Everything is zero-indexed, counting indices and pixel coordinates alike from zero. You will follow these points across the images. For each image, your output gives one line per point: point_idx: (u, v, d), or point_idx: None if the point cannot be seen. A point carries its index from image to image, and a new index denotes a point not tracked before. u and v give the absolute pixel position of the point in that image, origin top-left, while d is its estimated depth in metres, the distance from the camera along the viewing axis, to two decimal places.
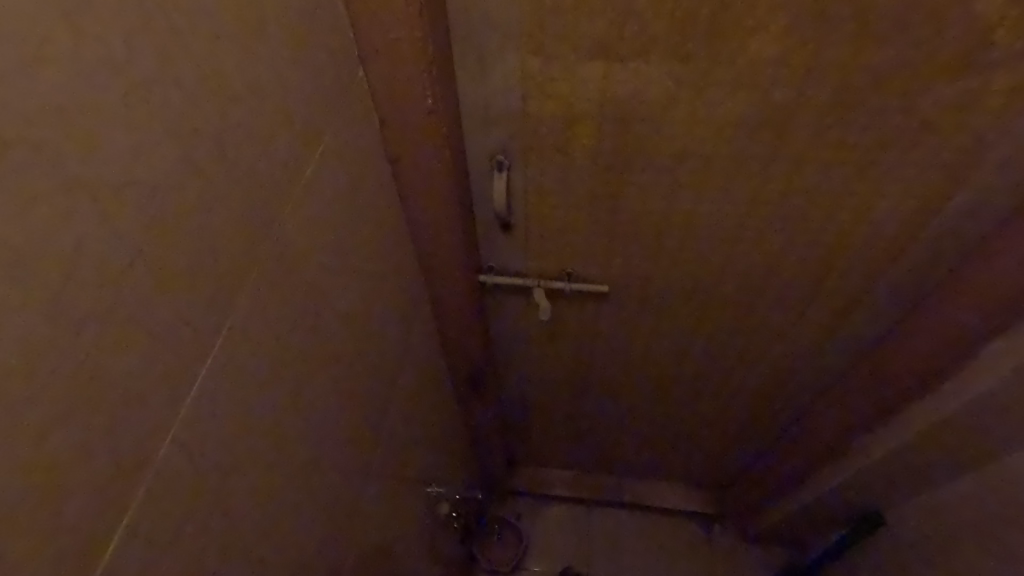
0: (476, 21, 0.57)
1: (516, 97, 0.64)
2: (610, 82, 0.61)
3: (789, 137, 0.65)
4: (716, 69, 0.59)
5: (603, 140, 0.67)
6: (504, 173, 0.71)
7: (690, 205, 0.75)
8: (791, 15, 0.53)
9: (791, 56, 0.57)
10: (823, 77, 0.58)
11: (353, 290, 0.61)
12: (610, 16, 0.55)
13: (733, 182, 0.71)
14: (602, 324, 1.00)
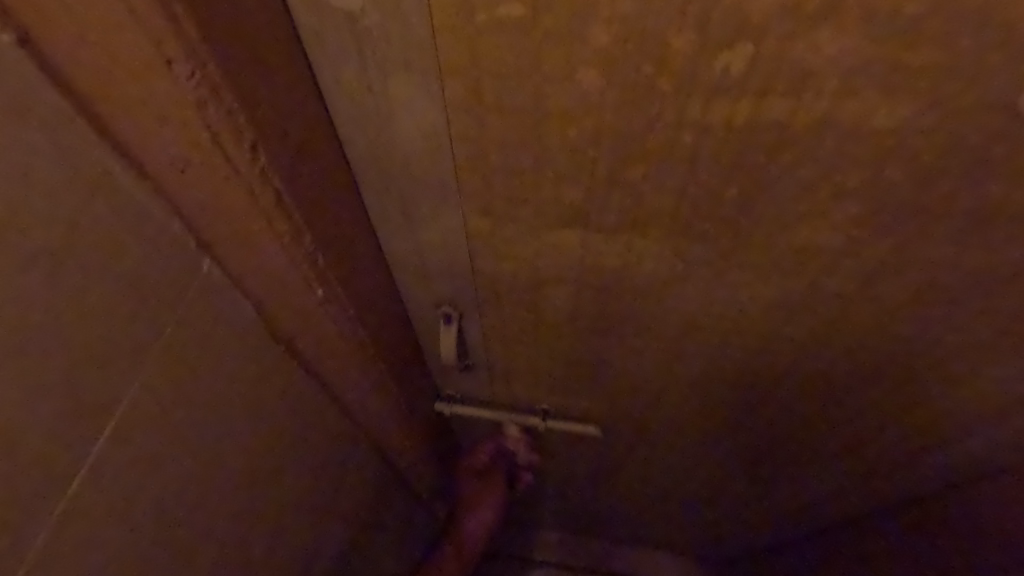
0: (395, 174, 0.39)
1: (463, 254, 0.46)
2: (591, 250, 0.42)
3: (846, 327, 0.46)
4: (745, 253, 0.40)
5: (583, 303, 0.49)
6: (452, 326, 0.55)
7: (700, 371, 0.57)
8: (866, 205, 0.34)
9: (859, 248, 0.38)
10: (907, 273, 0.39)
11: (233, 534, 0.44)
12: (585, 182, 0.36)
13: (762, 359, 0.52)
14: (596, 456, 0.82)
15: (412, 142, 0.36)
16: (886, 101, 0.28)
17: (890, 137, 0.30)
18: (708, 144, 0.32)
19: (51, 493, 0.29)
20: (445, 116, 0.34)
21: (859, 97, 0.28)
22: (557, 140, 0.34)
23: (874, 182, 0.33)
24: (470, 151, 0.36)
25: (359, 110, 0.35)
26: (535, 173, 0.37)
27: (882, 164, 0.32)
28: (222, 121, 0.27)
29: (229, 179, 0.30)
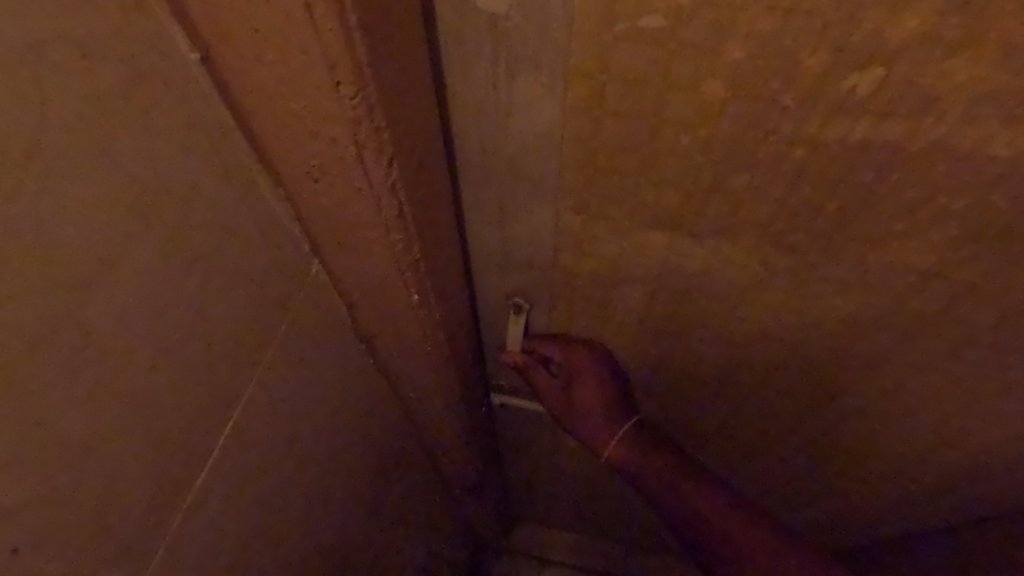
0: (497, 168, 0.41)
1: (545, 246, 0.47)
2: (676, 252, 0.44)
3: (917, 349, 0.46)
4: (830, 267, 0.41)
5: (654, 306, 0.50)
6: (521, 317, 0.56)
7: (757, 382, 0.57)
8: (963, 227, 0.35)
9: (949, 271, 0.38)
10: (993, 301, 0.39)
11: (304, 508, 0.46)
12: (687, 185, 0.38)
13: (822, 376, 0.53)
14: None
15: (525, 142, 0.38)
16: (1010, 130, 0.29)
17: (1006, 164, 0.31)
18: (819, 156, 0.33)
19: (176, 471, 0.32)
20: (563, 120, 0.36)
21: (982, 123, 0.29)
22: (665, 147, 0.35)
23: (980, 207, 0.33)
24: (580, 146, 0.37)
25: (479, 107, 0.36)
26: (638, 175, 0.38)
27: (992, 191, 0.32)
28: (364, 139, 0.28)
29: (358, 190, 0.32)
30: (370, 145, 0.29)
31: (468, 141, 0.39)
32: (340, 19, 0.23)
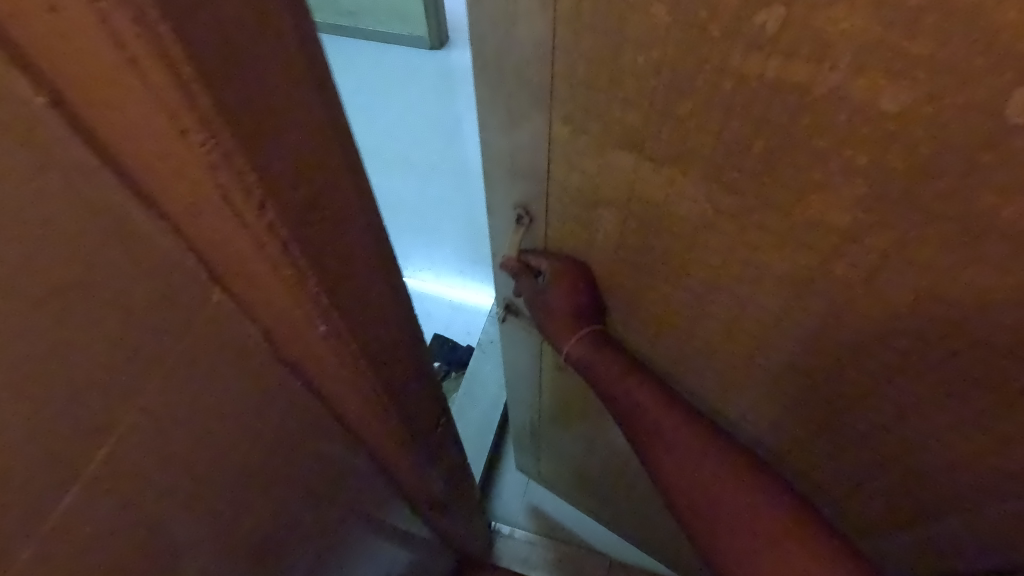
0: (507, 70, 0.50)
1: (542, 156, 0.55)
2: (642, 177, 0.50)
3: (848, 323, 0.49)
4: (764, 213, 0.45)
5: (626, 234, 0.57)
6: (523, 226, 0.64)
7: (715, 339, 0.61)
8: (868, 185, 0.39)
9: (863, 234, 0.42)
10: (906, 275, 0.42)
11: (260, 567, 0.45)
12: (646, 107, 0.44)
13: (769, 342, 0.57)
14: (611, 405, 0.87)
15: (525, 49, 0.47)
16: (892, 84, 0.34)
17: (897, 120, 0.35)
18: (743, 91, 0.39)
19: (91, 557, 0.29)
20: (552, 31, 0.44)
21: (870, 74, 0.34)
22: (628, 65, 0.43)
23: (881, 164, 0.37)
24: (565, 57, 0.45)
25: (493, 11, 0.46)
26: (609, 93, 0.45)
27: (887, 147, 0.36)
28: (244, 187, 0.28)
29: (251, 248, 0.31)
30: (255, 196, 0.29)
31: (486, 43, 0.49)
32: (172, 75, 0.23)
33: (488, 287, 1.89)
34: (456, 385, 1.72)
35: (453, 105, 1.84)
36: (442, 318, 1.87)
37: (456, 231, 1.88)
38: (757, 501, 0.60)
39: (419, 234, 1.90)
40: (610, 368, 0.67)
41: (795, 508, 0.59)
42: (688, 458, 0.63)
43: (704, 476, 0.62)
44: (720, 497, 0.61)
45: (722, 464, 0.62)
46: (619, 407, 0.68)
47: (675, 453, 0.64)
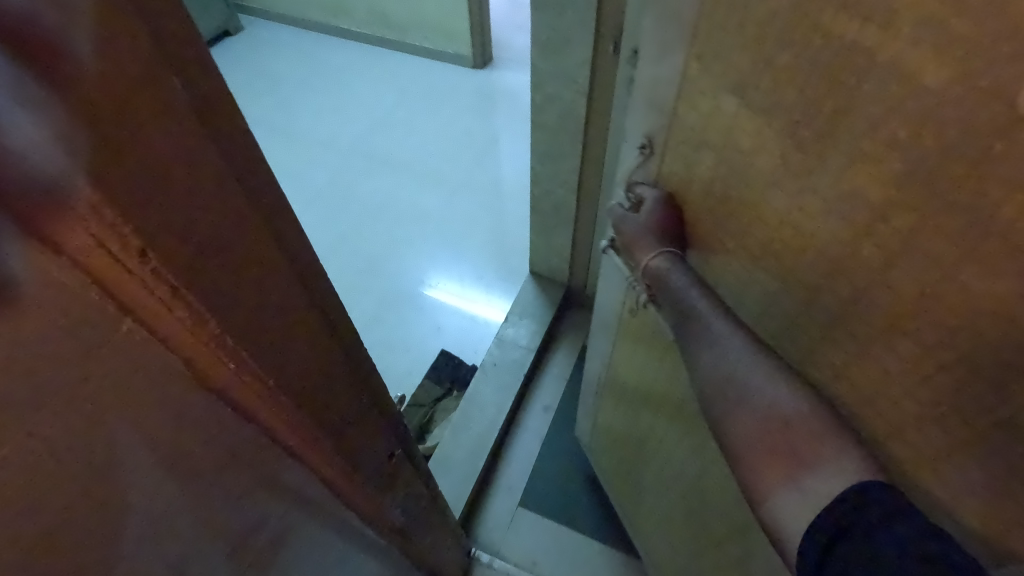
0: (666, 7, 0.59)
1: (673, 92, 0.64)
2: (738, 124, 0.57)
3: (863, 306, 0.52)
4: (817, 177, 0.51)
5: (716, 178, 0.63)
6: (642, 156, 0.73)
7: (755, 310, 0.65)
8: (901, 159, 0.43)
9: (890, 213, 0.46)
10: (919, 261, 0.45)
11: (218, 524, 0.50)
12: (753, 56, 0.51)
13: (797, 322, 0.60)
14: (662, 371, 0.91)
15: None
16: (939, 59, 0.38)
17: (936, 95, 0.39)
18: (824, 50, 0.45)
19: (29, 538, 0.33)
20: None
21: (921, 47, 0.39)
22: (748, 12, 0.50)
23: (919, 138, 0.41)
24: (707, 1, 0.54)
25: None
26: (732, 36, 0.53)
27: (926, 119, 0.40)
28: (110, 228, 0.30)
29: (119, 288, 0.33)
30: (118, 231, 0.31)
31: None
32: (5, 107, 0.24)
33: (504, 301, 2.07)
34: (452, 403, 1.86)
35: (494, 126, 2.54)
36: (451, 335, 2.01)
37: (479, 250, 2.18)
38: (765, 404, 0.58)
39: (447, 245, 2.21)
40: (678, 280, 0.69)
41: (806, 418, 0.56)
42: (729, 351, 0.61)
43: (733, 369, 0.60)
44: (736, 394, 0.60)
45: (762, 375, 0.59)
46: (678, 304, 0.68)
47: (714, 347, 0.63)
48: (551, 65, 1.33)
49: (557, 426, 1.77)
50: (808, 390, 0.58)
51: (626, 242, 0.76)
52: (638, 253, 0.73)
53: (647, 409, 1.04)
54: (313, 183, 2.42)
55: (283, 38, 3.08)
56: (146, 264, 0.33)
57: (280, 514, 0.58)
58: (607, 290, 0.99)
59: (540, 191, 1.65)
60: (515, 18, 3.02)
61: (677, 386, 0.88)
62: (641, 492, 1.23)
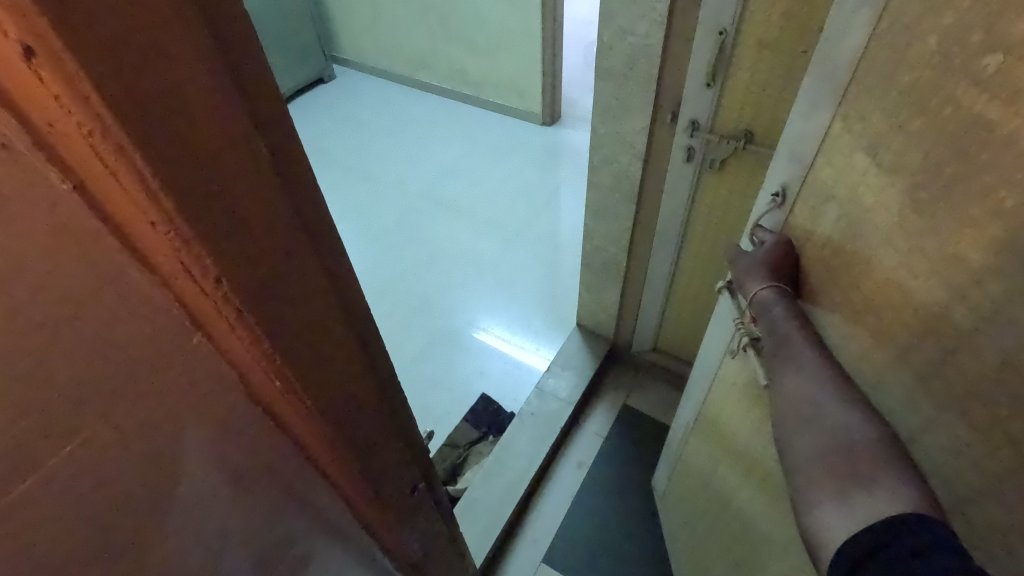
0: (824, 70, 0.64)
1: (817, 147, 0.68)
2: (867, 182, 0.60)
3: (951, 369, 0.53)
4: (926, 241, 0.53)
5: (837, 231, 0.66)
6: (775, 203, 0.77)
7: (851, 362, 0.66)
8: (1005, 227, 0.45)
9: (986, 278, 0.48)
10: (1007, 327, 0.46)
11: (277, 504, 0.53)
12: (895, 119, 0.55)
13: (883, 382, 0.61)
14: (751, 421, 0.91)
15: (842, 50, 0.60)
16: None
17: None
18: (955, 118, 0.48)
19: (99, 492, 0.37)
20: (867, 40, 0.57)
21: None
22: (898, 79, 0.54)
23: None
24: (862, 66, 0.59)
25: (832, 16, 0.61)
26: (878, 101, 0.57)
27: None
28: (183, 244, 0.34)
29: (182, 291, 0.36)
30: (190, 248, 0.34)
31: (822, 49, 0.64)
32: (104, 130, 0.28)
33: (549, 350, 2.08)
34: (488, 448, 1.86)
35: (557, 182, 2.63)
36: (492, 380, 2.02)
37: (527, 299, 2.22)
38: (834, 424, 0.59)
39: (500, 290, 2.26)
40: (779, 313, 0.72)
41: (870, 443, 0.56)
42: (811, 381, 0.64)
43: (807, 393, 0.64)
44: (809, 412, 0.62)
45: (836, 398, 0.61)
46: (775, 338, 0.72)
47: (801, 373, 0.65)
48: (607, 131, 1.39)
49: (590, 483, 1.74)
50: (882, 422, 0.58)
51: (740, 277, 0.80)
52: (748, 285, 0.78)
53: (727, 461, 1.02)
54: (378, 224, 2.55)
55: (368, 88, 3.33)
56: (207, 276, 0.36)
57: (331, 508, 0.61)
58: (715, 336, 1.03)
59: (592, 247, 1.69)
60: (582, 80, 3.18)
61: (759, 437, 0.88)
62: (704, 549, 1.18)
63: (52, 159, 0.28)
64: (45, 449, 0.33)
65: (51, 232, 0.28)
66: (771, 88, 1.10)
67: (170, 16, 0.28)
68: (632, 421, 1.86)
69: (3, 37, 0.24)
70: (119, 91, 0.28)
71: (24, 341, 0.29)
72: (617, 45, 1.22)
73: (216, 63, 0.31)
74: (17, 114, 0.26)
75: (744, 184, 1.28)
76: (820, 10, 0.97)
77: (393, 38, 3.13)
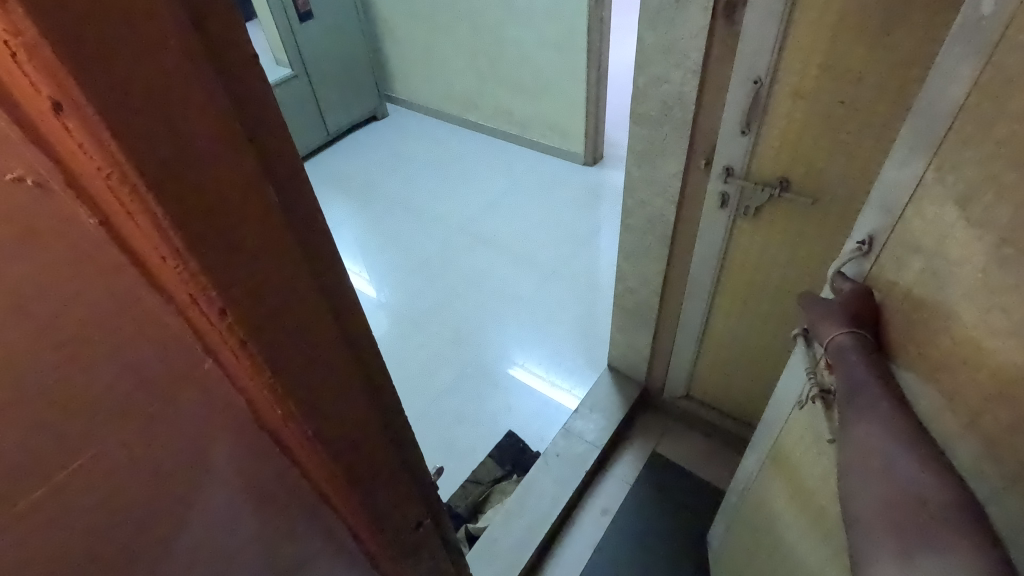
0: (922, 120, 0.62)
1: (909, 196, 0.65)
2: (954, 234, 0.58)
3: None
4: (1013, 296, 0.51)
5: (918, 284, 0.64)
6: (859, 252, 0.74)
7: (930, 418, 0.63)
8: None
9: None
10: None
11: (303, 523, 0.53)
12: (990, 172, 0.54)
13: (953, 446, 0.59)
14: (818, 477, 0.86)
15: (942, 102, 0.59)
16: None
17: None
18: None
19: (116, 505, 0.38)
20: (968, 92, 0.56)
21: None
22: (994, 132, 0.53)
23: None
24: (957, 118, 0.57)
25: (935, 65, 0.59)
26: (973, 151, 0.56)
27: None
28: (192, 276, 0.34)
29: (195, 320, 0.37)
30: (199, 280, 0.35)
31: (925, 96, 0.61)
32: (118, 170, 0.29)
33: (579, 390, 2.05)
34: (511, 487, 1.83)
35: (596, 223, 2.64)
36: (520, 418, 2.00)
37: (561, 337, 2.21)
38: (904, 479, 0.57)
39: (533, 327, 2.26)
40: (853, 361, 0.69)
41: (946, 504, 0.54)
42: (882, 432, 0.61)
43: (877, 442, 0.61)
44: (879, 463, 0.60)
45: (910, 453, 0.58)
46: (845, 385, 0.68)
47: (876, 424, 0.62)
48: (641, 173, 1.40)
49: (616, 531, 1.68)
50: (958, 482, 0.55)
51: (812, 324, 0.77)
52: (823, 330, 0.74)
53: (789, 508, 0.98)
54: (417, 256, 2.59)
55: (416, 125, 3.44)
56: (214, 307, 0.36)
57: (349, 536, 0.60)
58: (784, 385, 0.98)
59: (625, 289, 1.68)
60: (621, 123, 3.22)
61: (824, 489, 0.84)
62: None
63: (84, 198, 0.30)
64: (59, 462, 0.33)
65: (72, 259, 0.30)
66: (809, 136, 1.09)
67: (183, 70, 0.29)
68: (661, 469, 1.79)
69: (37, 95, 0.26)
70: (136, 139, 0.29)
71: (47, 361, 0.31)
72: (651, 91, 1.24)
73: (226, 109, 0.32)
74: (52, 156, 0.28)
75: (780, 233, 1.26)
76: (857, 63, 0.96)
77: (441, 79, 3.25)
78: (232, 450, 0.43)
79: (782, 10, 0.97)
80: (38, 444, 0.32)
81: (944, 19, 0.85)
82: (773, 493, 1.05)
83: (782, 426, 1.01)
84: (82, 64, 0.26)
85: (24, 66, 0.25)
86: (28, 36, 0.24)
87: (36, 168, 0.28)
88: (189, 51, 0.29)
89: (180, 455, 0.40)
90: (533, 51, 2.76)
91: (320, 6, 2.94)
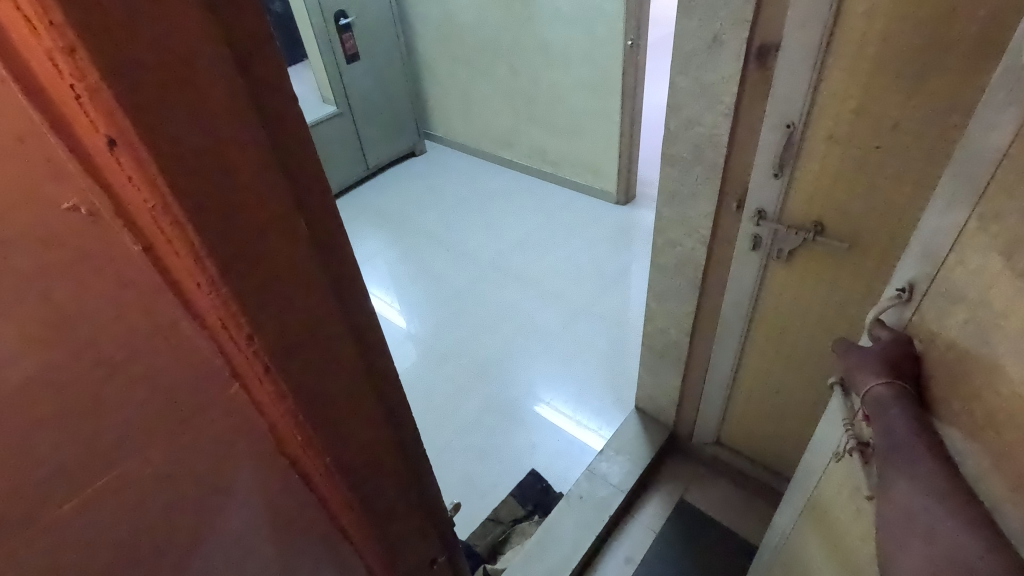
0: (964, 167, 0.61)
1: (950, 243, 0.64)
2: (998, 285, 0.56)
3: None
4: None
5: (962, 335, 0.61)
6: (898, 300, 0.71)
7: (976, 478, 0.59)
8: None
9: None
10: None
11: (318, 553, 0.53)
12: None
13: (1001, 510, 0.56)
14: (860, 537, 0.81)
15: (984, 149, 0.58)
16: None
17: None
18: None
19: (138, 524, 0.38)
20: (1013, 138, 0.55)
21: None
22: None
23: None
24: (1000, 166, 0.56)
25: (977, 111, 0.58)
26: (1015, 198, 0.54)
27: None
28: (224, 302, 0.35)
29: (224, 345, 0.37)
30: (229, 307, 0.36)
31: (966, 143, 0.60)
32: (161, 199, 0.30)
33: (604, 430, 2.00)
34: (530, 529, 1.79)
35: (626, 263, 2.64)
36: (543, 456, 1.96)
37: (587, 376, 2.18)
38: (948, 548, 0.55)
39: (560, 364, 2.24)
40: (893, 413, 0.66)
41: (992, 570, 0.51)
42: (925, 491, 0.59)
43: (917, 502, 0.59)
44: (921, 526, 0.58)
45: (950, 512, 0.56)
46: (884, 440, 0.65)
47: (918, 482, 0.60)
48: (672, 213, 1.40)
49: None
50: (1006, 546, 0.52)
51: (849, 373, 0.74)
52: (860, 379, 0.72)
53: (827, 564, 0.92)
54: (447, 288, 2.62)
55: (452, 162, 3.52)
56: (243, 332, 0.37)
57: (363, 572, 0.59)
58: (820, 435, 0.94)
59: (654, 328, 1.66)
60: (654, 164, 3.24)
61: (865, 548, 0.80)
62: None
63: (128, 227, 0.31)
64: (91, 477, 0.34)
65: (117, 283, 0.32)
66: (844, 179, 1.07)
67: (226, 111, 0.30)
68: (688, 517, 1.73)
69: (94, 131, 0.28)
70: (179, 171, 0.30)
71: (83, 380, 0.32)
72: (683, 133, 1.25)
73: (264, 144, 0.33)
74: (104, 188, 0.30)
75: (815, 277, 1.23)
76: (893, 107, 0.96)
77: (477, 118, 3.34)
78: (253, 473, 0.44)
79: (815, 55, 0.98)
80: (69, 460, 0.33)
81: (982, 67, 0.85)
82: (808, 547, 1.00)
83: (819, 478, 0.96)
84: (134, 105, 0.27)
85: (86, 108, 0.27)
86: (92, 81, 0.26)
87: (89, 198, 0.29)
88: (234, 91, 0.31)
89: (203, 476, 0.40)
90: (568, 93, 2.83)
91: (364, 48, 3.07)
